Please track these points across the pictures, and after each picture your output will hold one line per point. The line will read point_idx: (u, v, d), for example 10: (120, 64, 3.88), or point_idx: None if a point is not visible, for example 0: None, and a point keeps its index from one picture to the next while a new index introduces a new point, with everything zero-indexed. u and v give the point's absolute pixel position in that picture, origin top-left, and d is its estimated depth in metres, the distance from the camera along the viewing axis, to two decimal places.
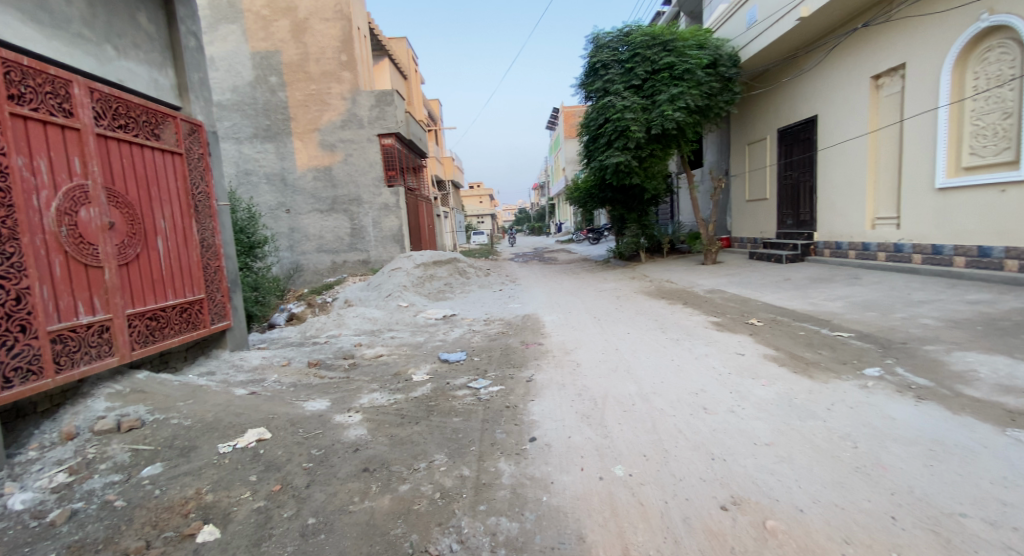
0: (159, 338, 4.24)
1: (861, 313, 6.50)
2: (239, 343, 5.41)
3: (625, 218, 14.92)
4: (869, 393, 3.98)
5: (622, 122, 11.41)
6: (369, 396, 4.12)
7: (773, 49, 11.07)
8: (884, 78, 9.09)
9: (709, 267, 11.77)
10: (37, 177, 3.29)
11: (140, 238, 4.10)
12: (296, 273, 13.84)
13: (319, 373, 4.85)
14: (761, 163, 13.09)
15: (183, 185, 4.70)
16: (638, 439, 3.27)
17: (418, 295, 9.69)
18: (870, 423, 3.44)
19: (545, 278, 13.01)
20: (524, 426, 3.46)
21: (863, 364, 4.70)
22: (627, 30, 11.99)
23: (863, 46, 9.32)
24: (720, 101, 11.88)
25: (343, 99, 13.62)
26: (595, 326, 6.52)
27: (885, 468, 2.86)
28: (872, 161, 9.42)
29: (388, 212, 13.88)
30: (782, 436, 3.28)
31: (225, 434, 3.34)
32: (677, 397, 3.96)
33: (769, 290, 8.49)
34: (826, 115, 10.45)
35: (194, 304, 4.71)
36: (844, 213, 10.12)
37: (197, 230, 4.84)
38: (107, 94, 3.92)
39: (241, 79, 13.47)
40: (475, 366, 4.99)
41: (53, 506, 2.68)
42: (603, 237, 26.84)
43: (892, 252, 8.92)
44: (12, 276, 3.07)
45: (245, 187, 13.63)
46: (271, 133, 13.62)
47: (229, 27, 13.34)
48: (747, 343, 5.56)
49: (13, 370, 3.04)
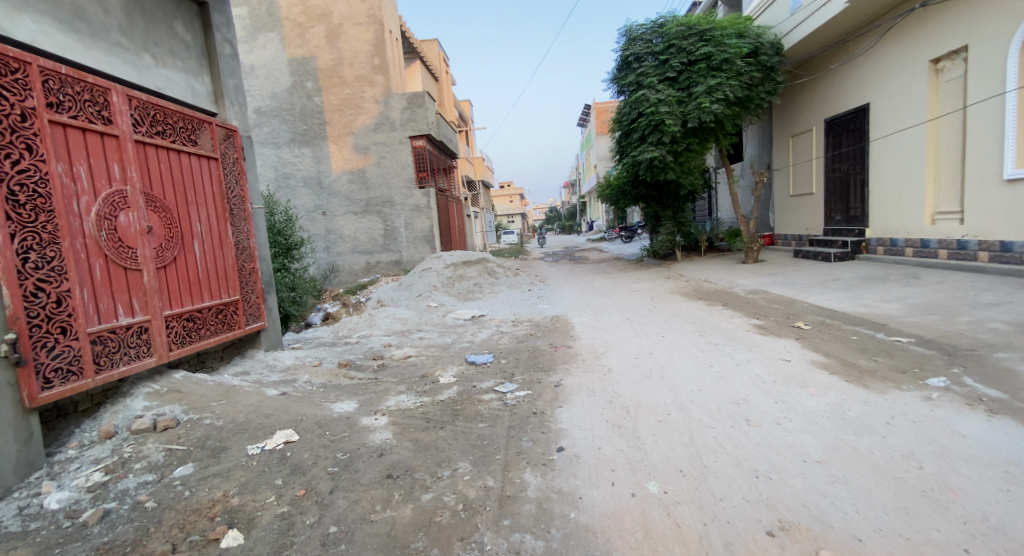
0: (195, 338, 4.32)
1: (921, 316, 6.05)
2: (273, 344, 5.50)
3: (660, 215, 14.50)
4: (934, 406, 3.66)
5: (656, 116, 11.07)
6: (396, 398, 4.08)
7: (820, 35, 10.49)
8: (944, 62, 8.48)
9: (750, 266, 11.30)
10: (76, 183, 3.39)
11: (178, 242, 4.20)
12: (332, 273, 14.12)
13: (348, 374, 4.86)
14: (806, 157, 12.48)
15: (219, 190, 4.80)
16: (674, 452, 3.09)
17: (448, 295, 9.70)
18: (936, 441, 3.15)
19: (576, 278, 12.81)
20: (553, 434, 3.34)
21: (925, 373, 4.35)
22: (661, 21, 11.66)
23: (921, 28, 8.71)
24: (761, 91, 11.41)
25: (376, 102, 13.80)
26: (627, 329, 6.31)
27: (956, 492, 2.59)
28: (932, 151, 8.81)
29: (420, 213, 13.98)
30: (835, 453, 3.04)
31: (254, 436, 3.35)
32: (717, 407, 3.75)
33: (816, 291, 8.04)
34: (879, 103, 9.84)
35: (229, 305, 4.79)
36: (900, 207, 9.51)
37: (232, 233, 4.93)
38: (145, 102, 4.03)
39: (280, 86, 13.81)
40: (502, 369, 4.88)
41: (87, 506, 2.73)
42: (637, 236, 26.34)
43: (955, 249, 8.30)
44: (53, 279, 3.16)
45: (284, 190, 13.98)
46: (308, 137, 13.93)
47: (268, 35, 13.71)
48: (792, 348, 5.25)
49: (54, 371, 3.13)
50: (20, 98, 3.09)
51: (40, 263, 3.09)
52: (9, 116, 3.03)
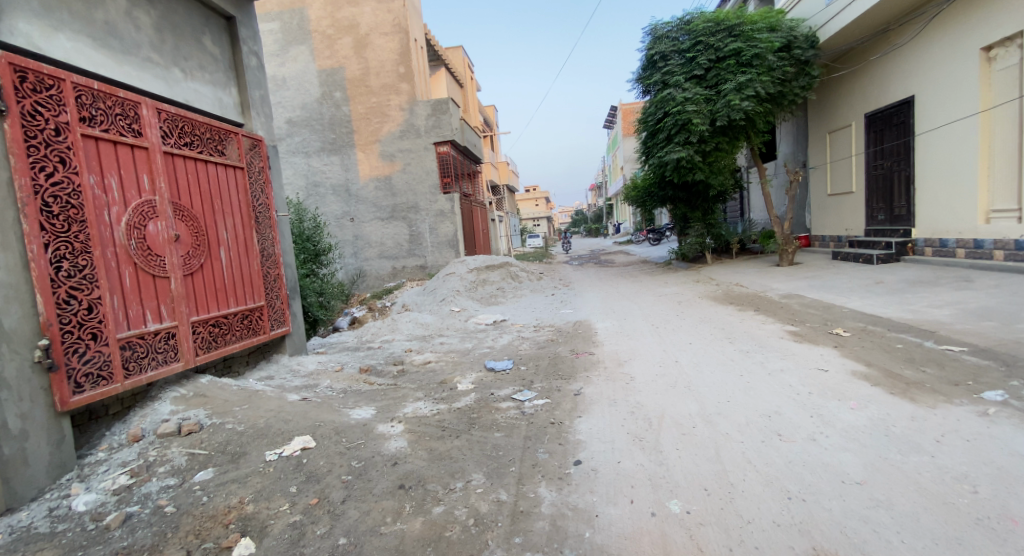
0: (221, 344, 4.40)
1: (973, 323, 5.66)
2: (297, 349, 5.57)
3: (689, 217, 14.13)
4: (991, 423, 3.40)
5: (684, 115, 10.79)
6: (413, 405, 4.05)
7: (860, 25, 10.01)
8: (997, 50, 7.97)
9: (785, 269, 10.87)
10: (108, 194, 3.48)
11: (205, 249, 4.28)
12: (360, 278, 14.33)
13: (368, 379, 4.88)
14: (845, 154, 11.96)
15: (245, 198, 4.89)
16: (699, 469, 2.94)
17: (471, 299, 9.68)
18: (993, 462, 2.91)
19: (601, 281, 12.61)
20: (570, 446, 3.24)
21: (979, 386, 4.05)
22: (688, 19, 11.41)
23: (973, 16, 8.21)
24: (796, 87, 10.99)
25: (402, 110, 13.98)
26: (652, 336, 6.13)
27: (1016, 522, 2.38)
28: (985, 146, 8.28)
29: (444, 218, 14.05)
30: (877, 474, 2.84)
31: (273, 441, 3.32)
32: (746, 420, 3.56)
33: (856, 295, 7.63)
34: (925, 96, 9.31)
35: (254, 311, 4.87)
36: (951, 206, 8.97)
37: (257, 241, 5.02)
38: (174, 114, 4.13)
39: (309, 96, 14.13)
40: (521, 377, 4.79)
41: (112, 508, 2.75)
42: (665, 237, 25.89)
43: (1012, 249, 7.77)
44: (84, 287, 3.24)
45: (313, 198, 14.28)
46: (336, 145, 14.20)
47: (298, 48, 14.07)
48: (830, 356, 4.98)
49: (85, 376, 3.19)
50: (54, 113, 3.20)
51: (72, 272, 3.17)
52: (44, 130, 3.12)
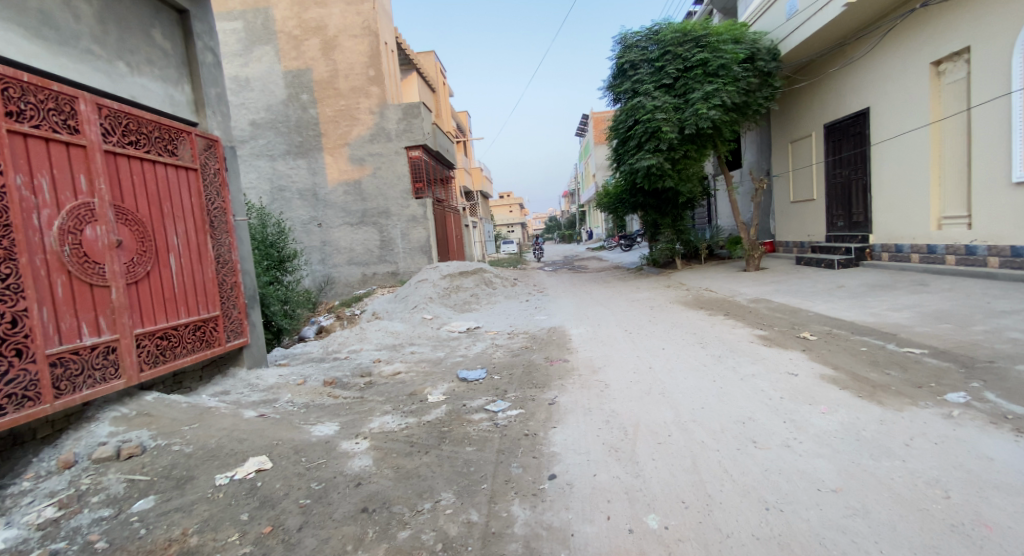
0: (170, 358, 4.10)
1: (932, 325, 5.83)
2: (257, 361, 5.28)
3: (659, 223, 14.24)
4: (957, 425, 3.45)
5: (654, 123, 10.91)
6: (380, 420, 3.85)
7: (818, 39, 10.34)
8: (946, 65, 8.32)
9: (752, 274, 11.05)
10: (37, 196, 3.20)
11: (152, 256, 4.00)
12: (328, 285, 13.94)
13: (333, 393, 4.64)
14: (806, 163, 12.32)
15: (198, 202, 4.61)
16: (676, 481, 2.86)
17: (444, 306, 9.48)
18: (963, 466, 2.93)
19: (575, 287, 12.59)
20: (545, 460, 3.11)
21: (942, 388, 4.14)
22: (657, 29, 11.53)
23: (923, 29, 8.54)
24: (759, 97, 11.25)
25: (372, 113, 13.70)
26: (626, 341, 6.08)
27: (990, 528, 2.38)
28: (936, 156, 8.62)
29: (416, 224, 13.81)
30: (851, 480, 2.82)
31: (224, 463, 3.08)
32: (721, 427, 3.52)
33: (821, 299, 7.79)
34: (881, 106, 9.64)
35: (208, 322, 4.58)
36: (905, 213, 9.29)
37: (212, 247, 4.73)
38: (117, 110, 3.85)
39: (275, 98, 13.74)
40: (495, 386, 4.64)
41: (34, 546, 2.48)
42: (636, 244, 26.22)
43: (963, 254, 8.08)
44: (8, 298, 2.95)
45: (279, 203, 13.85)
46: (303, 148, 13.82)
47: (263, 48, 13.67)
48: (799, 360, 5.02)
49: (7, 397, 2.90)
50: None
51: None
52: None
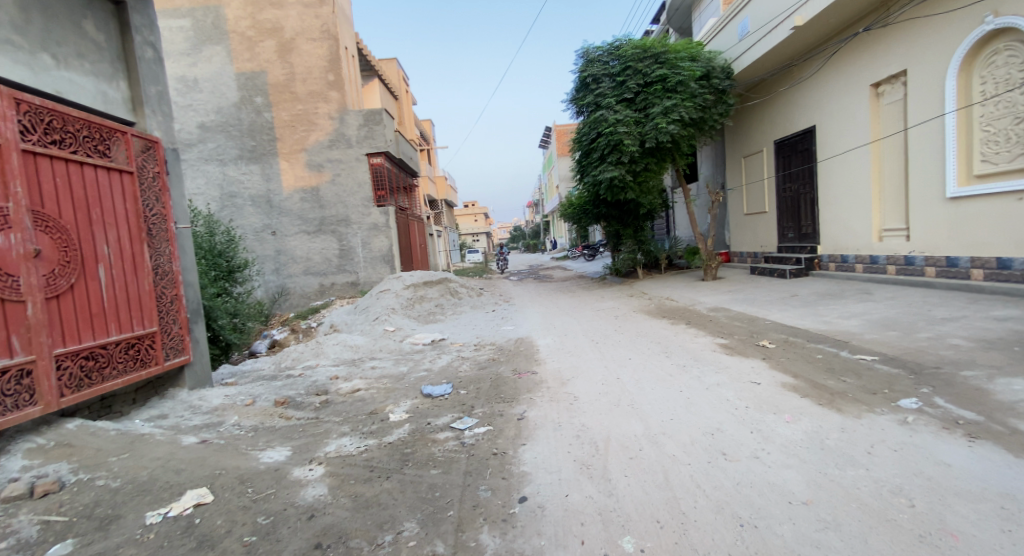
0: (96, 381, 3.74)
1: (881, 332, 6.06)
2: (200, 381, 4.88)
3: (621, 233, 14.44)
4: (913, 432, 3.53)
5: (616, 136, 11.07)
6: (336, 443, 3.60)
7: (768, 58, 10.78)
8: (884, 87, 8.80)
9: (710, 283, 11.30)
10: None
11: (76, 267, 3.64)
12: (282, 296, 13.37)
13: (285, 414, 4.34)
14: (758, 177, 12.78)
15: (134, 207, 4.24)
16: (650, 498, 2.77)
17: (407, 318, 9.19)
18: (923, 472, 2.97)
19: (540, 297, 12.52)
20: (515, 481, 2.96)
21: (895, 394, 4.26)
22: (618, 44, 11.71)
23: (863, 52, 9.02)
24: (715, 113, 11.57)
25: (330, 118, 13.30)
26: (594, 352, 6.01)
27: (956, 537, 2.39)
28: (877, 172, 9.08)
29: (377, 232, 13.42)
30: (821, 491, 2.80)
31: (157, 498, 2.77)
32: (690, 440, 3.47)
33: (777, 308, 8.00)
34: (827, 123, 10.10)
35: (144, 339, 4.20)
36: (849, 225, 9.73)
37: (150, 257, 4.35)
38: (37, 106, 3.51)
39: (226, 100, 13.16)
40: (461, 402, 4.46)
41: None
42: (600, 253, 26.56)
43: (903, 264, 8.51)
44: None
45: (229, 210, 13.21)
46: (256, 153, 13.26)
47: (213, 48, 13.08)
48: (761, 369, 5.08)
49: None
50: None
51: None
52: None
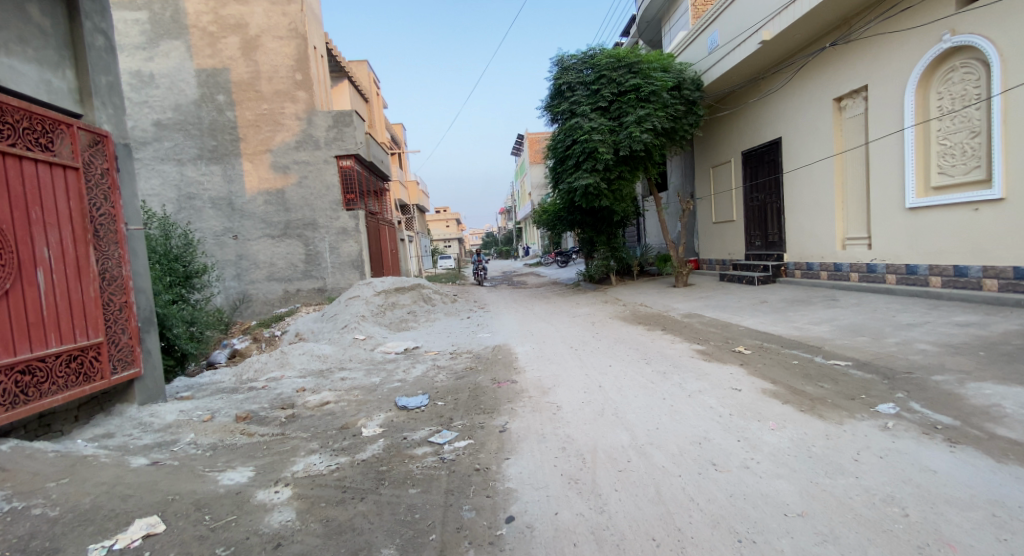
0: (33, 397, 3.39)
1: (852, 337, 6.15)
2: (151, 396, 4.51)
3: (594, 240, 14.48)
4: (895, 437, 3.52)
5: (590, 144, 11.08)
6: (305, 461, 3.34)
7: (737, 71, 11.01)
8: (846, 101, 9.07)
9: (681, 290, 11.40)
10: None
11: (12, 272, 3.30)
12: (244, 303, 12.82)
13: (247, 430, 4.04)
14: (726, 187, 13.03)
15: (79, 206, 3.88)
16: (643, 514, 2.64)
17: (378, 325, 8.89)
18: (911, 480, 2.94)
19: (515, 303, 12.40)
20: (500, 499, 2.79)
21: (873, 399, 4.27)
22: (592, 53, 11.72)
23: (826, 68, 9.31)
24: (686, 124, 11.69)
25: (298, 119, 12.89)
26: (573, 360, 5.88)
27: (954, 547, 2.34)
28: (840, 184, 9.33)
29: (346, 237, 13.03)
30: (815, 502, 2.72)
31: (102, 529, 2.47)
32: (679, 450, 3.37)
33: (749, 314, 8.08)
34: (792, 135, 10.36)
35: (88, 350, 3.84)
36: (813, 234, 9.98)
37: (96, 261, 3.99)
38: None
39: (185, 98, 12.59)
40: (439, 414, 4.24)
41: None
42: (573, 261, 26.75)
43: (865, 272, 8.75)
44: None
45: (187, 212, 12.60)
46: (218, 154, 12.71)
47: (172, 43, 12.51)
48: (740, 375, 5.05)
49: None
50: None
51: None
52: None
